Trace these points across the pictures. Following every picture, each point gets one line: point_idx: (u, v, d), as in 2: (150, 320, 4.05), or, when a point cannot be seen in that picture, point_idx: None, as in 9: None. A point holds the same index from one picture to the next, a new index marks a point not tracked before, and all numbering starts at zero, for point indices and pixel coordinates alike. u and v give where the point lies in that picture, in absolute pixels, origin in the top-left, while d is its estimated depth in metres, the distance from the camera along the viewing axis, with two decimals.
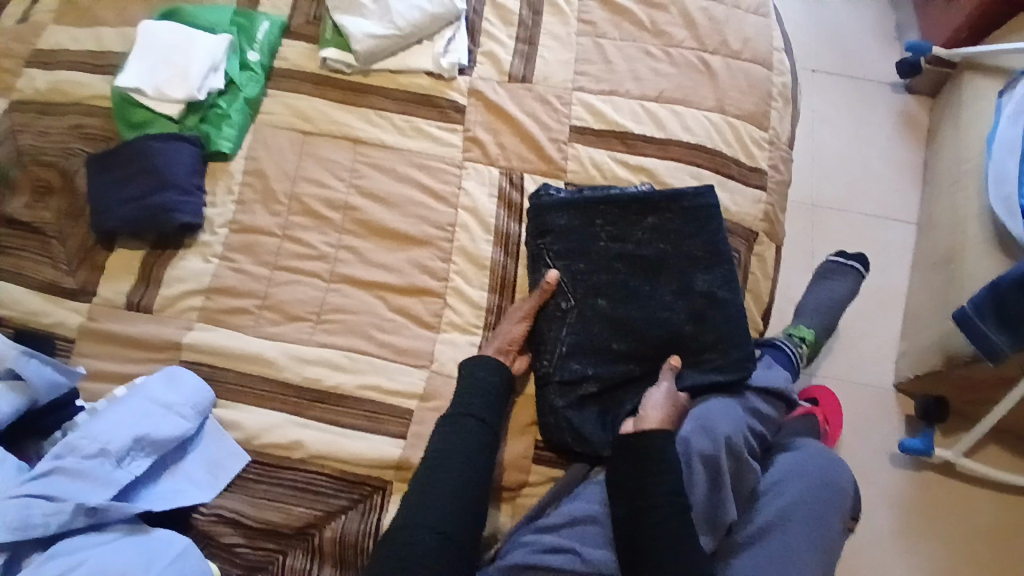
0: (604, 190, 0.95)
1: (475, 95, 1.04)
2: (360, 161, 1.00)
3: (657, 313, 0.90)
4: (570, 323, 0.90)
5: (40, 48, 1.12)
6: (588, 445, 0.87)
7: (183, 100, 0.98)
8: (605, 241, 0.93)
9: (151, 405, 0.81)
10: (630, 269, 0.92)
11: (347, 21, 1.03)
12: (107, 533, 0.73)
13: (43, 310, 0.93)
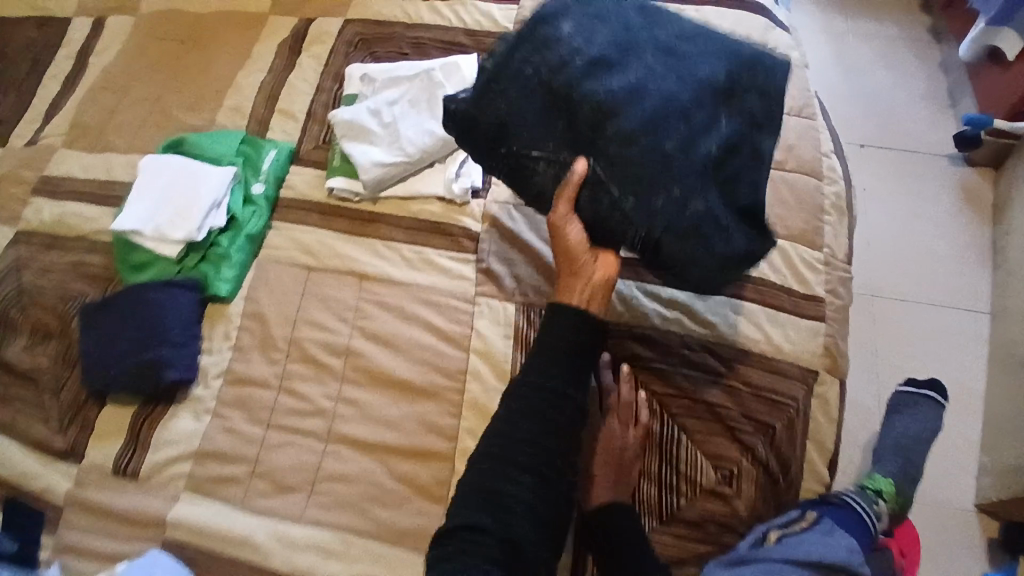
0: (511, 57, 0.78)
1: (489, 221, 0.96)
2: (365, 299, 0.92)
3: (659, 80, 0.75)
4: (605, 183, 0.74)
5: (48, 175, 1.11)
6: (691, 259, 0.73)
7: (182, 241, 0.93)
8: (544, 70, 0.76)
9: None
10: (591, 75, 0.75)
11: (356, 150, 0.99)
12: None
13: (33, 472, 0.87)
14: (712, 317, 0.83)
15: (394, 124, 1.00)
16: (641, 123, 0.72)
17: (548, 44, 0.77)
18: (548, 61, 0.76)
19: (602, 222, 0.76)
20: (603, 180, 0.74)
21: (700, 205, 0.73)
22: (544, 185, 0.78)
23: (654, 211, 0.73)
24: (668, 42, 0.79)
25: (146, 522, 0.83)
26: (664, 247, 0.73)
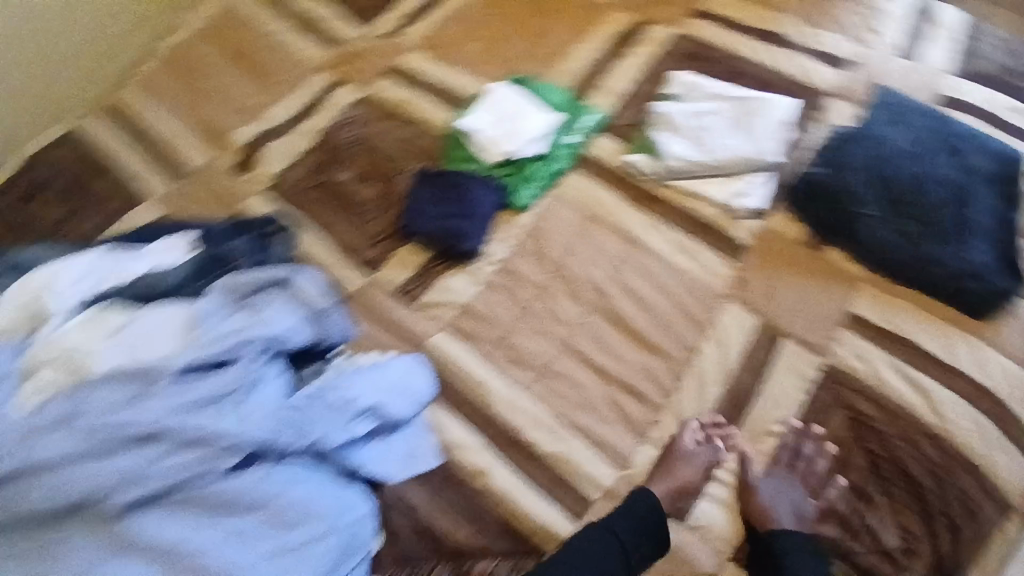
0: (847, 142, 1.10)
1: (759, 240, 1.07)
2: (630, 259, 1.05)
3: (951, 171, 1.04)
4: (907, 225, 1.02)
5: (401, 61, 1.32)
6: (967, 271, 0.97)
7: (502, 154, 1.11)
8: (879, 158, 1.07)
9: (390, 382, 0.92)
10: (916, 166, 1.05)
11: (665, 138, 1.13)
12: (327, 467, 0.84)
13: (334, 265, 1.12)
14: (948, 412, 0.90)
15: (707, 133, 1.13)
16: (942, 199, 1.02)
17: (868, 141, 1.09)
18: (870, 151, 1.08)
19: (904, 265, 1.00)
20: (910, 235, 1.01)
21: (971, 255, 0.98)
22: (867, 232, 1.03)
23: (952, 254, 0.99)
24: (958, 146, 1.07)
25: (407, 339, 1.02)
26: (959, 287, 0.97)
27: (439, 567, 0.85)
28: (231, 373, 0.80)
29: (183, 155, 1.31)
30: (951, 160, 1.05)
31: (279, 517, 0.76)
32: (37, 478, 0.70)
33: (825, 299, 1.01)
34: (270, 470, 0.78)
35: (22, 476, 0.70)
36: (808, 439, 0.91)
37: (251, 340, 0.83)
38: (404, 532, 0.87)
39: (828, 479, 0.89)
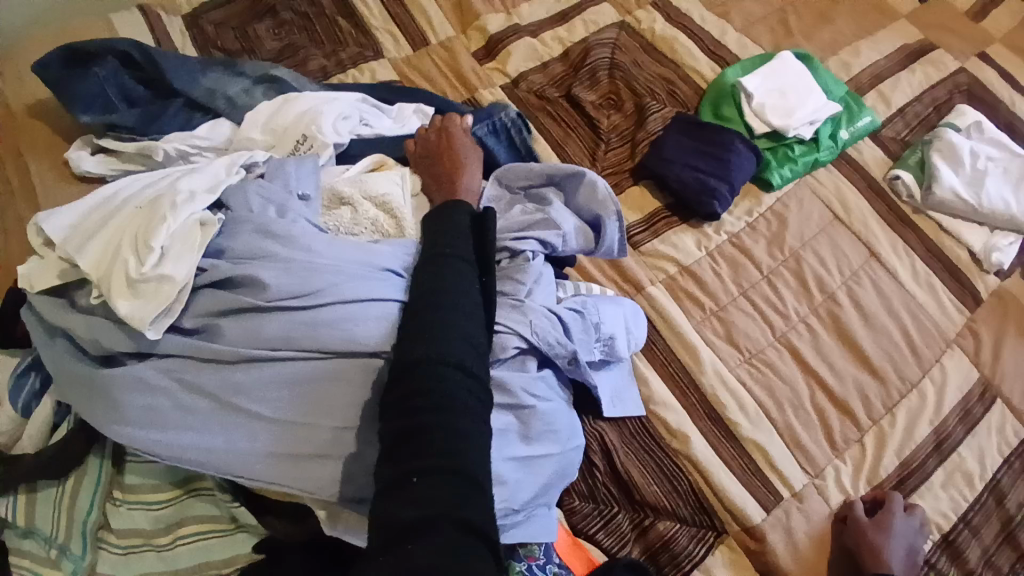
0: None
1: (995, 298, 1.03)
2: (866, 272, 1.01)
3: None
4: None
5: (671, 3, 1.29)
6: None
7: (773, 126, 1.09)
8: None
9: (623, 318, 0.87)
10: None
11: (941, 164, 1.07)
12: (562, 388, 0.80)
13: None
14: None
15: (984, 174, 1.08)
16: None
17: None
18: None
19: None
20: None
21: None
22: None
23: None
24: None
25: (625, 282, 0.97)
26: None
27: (619, 514, 0.82)
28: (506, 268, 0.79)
29: (424, 18, 1.23)
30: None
31: (532, 427, 0.71)
32: (361, 311, 0.63)
33: None
34: (531, 377, 0.73)
35: (348, 304, 0.63)
36: (991, 494, 0.90)
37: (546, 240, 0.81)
38: (591, 471, 0.83)
39: (1003, 537, 0.88)
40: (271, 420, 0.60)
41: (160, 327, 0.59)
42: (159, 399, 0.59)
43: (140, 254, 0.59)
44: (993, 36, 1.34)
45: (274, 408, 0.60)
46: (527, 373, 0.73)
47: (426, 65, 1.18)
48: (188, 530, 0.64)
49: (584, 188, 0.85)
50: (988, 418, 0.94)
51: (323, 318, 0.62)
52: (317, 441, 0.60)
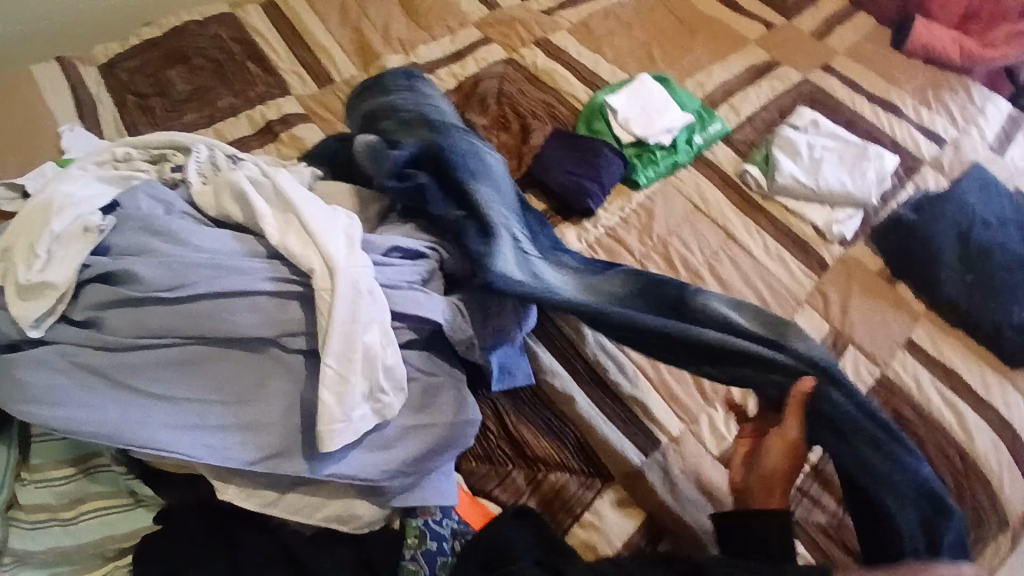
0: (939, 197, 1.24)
1: (841, 263, 1.19)
2: (724, 250, 1.17)
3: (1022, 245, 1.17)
4: (966, 277, 1.14)
5: (550, 41, 1.48)
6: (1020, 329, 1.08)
7: (636, 136, 1.26)
8: (961, 215, 1.21)
9: None
10: (991, 230, 1.19)
11: (781, 158, 1.25)
12: (452, 367, 0.85)
13: None
14: (984, 446, 0.99)
15: (819, 161, 1.26)
16: (1007, 262, 1.14)
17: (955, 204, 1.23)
18: (958, 214, 1.21)
19: (969, 309, 1.11)
20: (975, 286, 1.13)
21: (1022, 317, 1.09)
22: (940, 276, 1.14)
23: (1005, 306, 1.10)
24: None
25: None
26: (1008, 341, 1.08)
27: (515, 471, 0.90)
28: (412, 264, 0.80)
29: (330, 63, 1.39)
30: (1018, 237, 1.19)
31: (417, 400, 0.80)
32: (231, 303, 0.67)
33: (895, 321, 1.12)
34: (423, 356, 0.81)
35: (220, 298, 0.67)
36: None
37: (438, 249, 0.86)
38: (487, 436, 0.92)
39: None
40: (168, 394, 0.66)
41: (43, 325, 0.66)
42: (48, 379, 0.63)
43: (28, 259, 0.66)
44: (829, 53, 1.57)
45: (165, 386, 0.66)
46: (417, 352, 0.81)
47: (331, 100, 1.33)
48: (90, 506, 0.70)
49: None
50: (841, 364, 1.06)
51: (201, 309, 0.67)
52: (206, 415, 0.66)
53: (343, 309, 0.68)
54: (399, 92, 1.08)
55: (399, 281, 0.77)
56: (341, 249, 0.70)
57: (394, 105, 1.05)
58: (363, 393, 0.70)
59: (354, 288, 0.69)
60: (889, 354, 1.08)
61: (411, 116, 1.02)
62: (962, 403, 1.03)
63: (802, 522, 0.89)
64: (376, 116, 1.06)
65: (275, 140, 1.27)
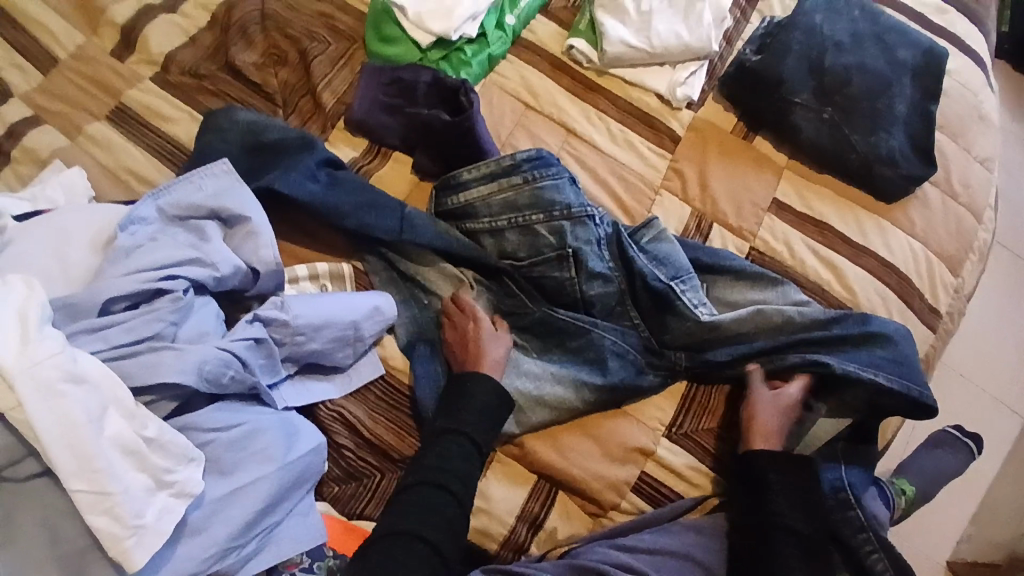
0: (790, 20, 1.07)
1: (694, 131, 1.06)
2: (567, 151, 1.03)
3: (868, 63, 1.04)
4: (821, 119, 1.02)
5: None
6: (887, 160, 1.01)
7: (436, 33, 1.02)
8: (814, 34, 1.05)
9: (343, 330, 0.77)
10: (845, 47, 1.05)
11: (607, 21, 1.06)
12: (265, 408, 0.70)
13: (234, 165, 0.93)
14: (858, 292, 0.97)
15: (649, 15, 1.07)
16: (864, 86, 1.02)
17: (811, 31, 1.05)
18: (809, 41, 1.04)
19: (832, 148, 1.02)
20: (834, 122, 1.02)
21: (888, 143, 1.01)
22: (800, 123, 1.02)
23: (870, 139, 1.01)
24: (879, 32, 1.07)
25: (334, 248, 0.91)
26: (875, 174, 1.01)
27: (386, 478, 0.80)
28: (146, 311, 0.62)
29: (39, 32, 1.07)
30: (873, 54, 1.05)
31: (223, 460, 0.65)
32: None
33: (758, 182, 1.03)
34: (206, 412, 0.65)
35: None
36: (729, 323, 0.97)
37: (177, 275, 0.65)
38: (346, 449, 0.81)
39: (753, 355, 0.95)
40: None
41: None
42: None
43: None
44: None
45: None
46: (202, 409, 0.65)
47: (64, 87, 1.04)
48: None
49: (245, 237, 0.72)
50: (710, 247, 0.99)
51: None
52: None
53: (45, 416, 0.53)
54: (514, 190, 0.90)
55: (134, 341, 0.61)
56: (10, 345, 0.54)
57: (529, 221, 0.89)
58: (145, 484, 0.56)
59: (46, 387, 0.54)
60: (756, 223, 1.00)
61: (536, 225, 0.89)
62: (829, 254, 0.99)
63: (691, 431, 0.87)
64: (518, 204, 0.90)
65: (10, 160, 0.98)
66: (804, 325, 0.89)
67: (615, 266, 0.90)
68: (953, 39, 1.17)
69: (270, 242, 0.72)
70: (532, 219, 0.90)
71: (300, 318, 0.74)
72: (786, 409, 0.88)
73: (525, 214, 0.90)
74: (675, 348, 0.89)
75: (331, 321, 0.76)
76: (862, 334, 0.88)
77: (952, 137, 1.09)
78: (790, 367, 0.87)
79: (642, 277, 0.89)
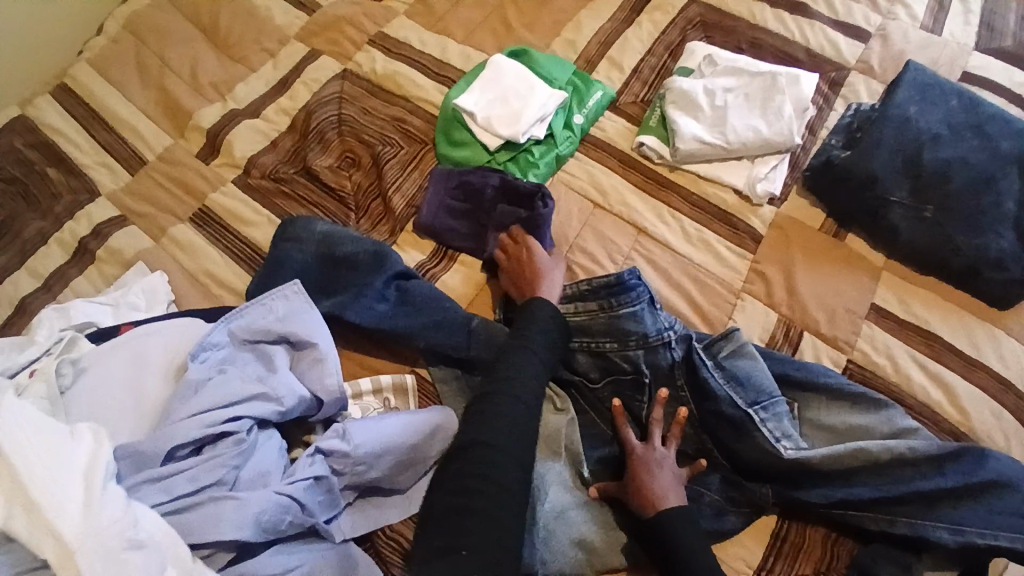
0: (882, 112, 1.00)
1: (775, 228, 0.99)
2: (637, 251, 0.99)
3: (969, 157, 0.96)
4: (922, 219, 0.94)
5: (387, 34, 1.22)
6: (1003, 265, 0.90)
7: (504, 136, 1.03)
8: (908, 128, 0.98)
9: (403, 455, 0.73)
10: (942, 141, 0.97)
11: (679, 118, 1.04)
12: (322, 545, 0.66)
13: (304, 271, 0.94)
14: (974, 414, 0.85)
15: (724, 110, 1.04)
16: (967, 183, 0.94)
17: (906, 124, 0.98)
18: (904, 135, 0.97)
19: (934, 250, 0.93)
20: (936, 221, 0.93)
21: (998, 245, 0.91)
22: (897, 222, 0.94)
23: (981, 240, 0.91)
24: (981, 124, 0.99)
25: (397, 357, 0.89)
26: (985, 279, 0.91)
27: None
28: (208, 458, 0.62)
29: (137, 137, 1.15)
30: (976, 148, 0.96)
31: None
32: None
33: (849, 285, 0.95)
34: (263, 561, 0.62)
35: None
36: None
37: (241, 416, 0.65)
38: None
39: None
40: None
41: None
42: None
43: None
44: None
45: None
46: (260, 556, 0.62)
47: (151, 188, 1.09)
48: None
49: (309, 363, 0.72)
50: (799, 358, 0.90)
51: None
52: None
53: None
54: (589, 315, 0.89)
55: (195, 492, 0.60)
56: (74, 511, 0.54)
57: (602, 348, 0.87)
58: None
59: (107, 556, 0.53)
60: (851, 333, 0.91)
61: (608, 350, 0.87)
62: (937, 369, 0.89)
63: None
64: (592, 330, 0.88)
65: (94, 260, 1.02)
66: (913, 462, 0.78)
67: (693, 388, 0.86)
68: None
69: (336, 369, 0.71)
70: (604, 338, 0.88)
71: (361, 447, 0.71)
72: (891, 558, 0.77)
73: (599, 333, 0.88)
74: (759, 480, 0.83)
75: (392, 446, 0.73)
76: (980, 478, 0.76)
77: None
78: (895, 510, 0.77)
79: (719, 401, 0.84)
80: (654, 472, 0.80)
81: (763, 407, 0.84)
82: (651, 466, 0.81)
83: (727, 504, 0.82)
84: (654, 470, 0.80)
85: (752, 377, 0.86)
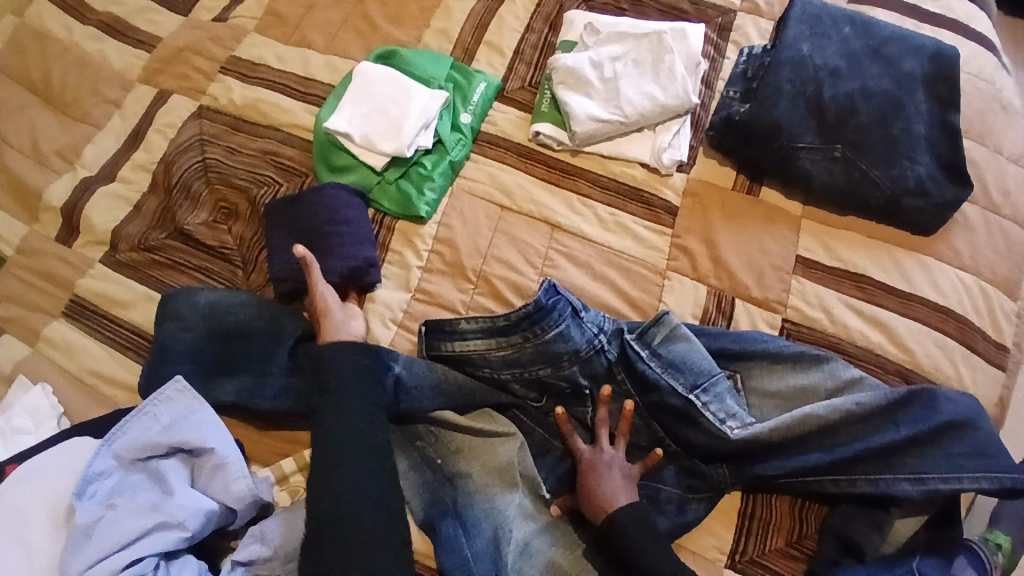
0: (773, 56, 0.97)
1: (691, 197, 0.95)
2: (555, 249, 0.93)
3: (867, 83, 0.94)
4: (830, 161, 0.92)
5: (240, 56, 1.10)
6: (916, 190, 0.90)
7: (389, 154, 0.94)
8: (802, 67, 0.95)
9: None
10: (838, 73, 0.94)
11: (570, 98, 0.97)
12: None
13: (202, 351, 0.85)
14: (914, 347, 0.86)
15: (614, 81, 0.98)
16: (870, 116, 0.92)
17: (800, 63, 0.95)
18: (800, 75, 0.94)
19: (851, 190, 0.91)
20: (849, 159, 0.92)
21: (914, 170, 0.91)
22: (807, 168, 0.92)
23: (892, 171, 0.90)
24: (874, 47, 0.97)
25: None
26: (903, 208, 0.90)
27: None
28: None
29: None
30: (871, 74, 0.95)
31: None
32: None
33: (773, 240, 0.92)
34: None
35: None
36: None
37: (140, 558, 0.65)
38: None
39: None
40: None
41: None
42: None
43: None
44: None
45: None
46: None
47: (13, 289, 0.96)
48: None
49: (209, 474, 0.71)
50: (735, 328, 0.88)
51: None
52: None
53: None
54: (513, 344, 0.82)
55: None
56: None
57: (534, 373, 0.82)
58: None
59: None
60: (783, 292, 0.89)
61: (541, 367, 0.82)
62: (871, 309, 0.88)
63: (756, 557, 0.77)
64: (522, 360, 0.82)
65: None
66: (864, 416, 0.77)
67: (636, 384, 0.82)
68: (954, 28, 1.05)
69: (241, 474, 0.71)
70: (534, 357, 0.82)
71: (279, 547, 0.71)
72: (857, 515, 0.77)
73: (527, 352, 0.82)
74: (716, 463, 0.80)
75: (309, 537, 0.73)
76: (932, 423, 0.77)
77: (979, 140, 0.98)
78: (855, 469, 0.77)
79: (663, 393, 0.80)
80: (603, 476, 0.76)
81: (707, 389, 0.80)
82: (600, 470, 0.77)
83: (687, 495, 0.80)
84: (604, 475, 0.76)
85: (693, 360, 0.81)
